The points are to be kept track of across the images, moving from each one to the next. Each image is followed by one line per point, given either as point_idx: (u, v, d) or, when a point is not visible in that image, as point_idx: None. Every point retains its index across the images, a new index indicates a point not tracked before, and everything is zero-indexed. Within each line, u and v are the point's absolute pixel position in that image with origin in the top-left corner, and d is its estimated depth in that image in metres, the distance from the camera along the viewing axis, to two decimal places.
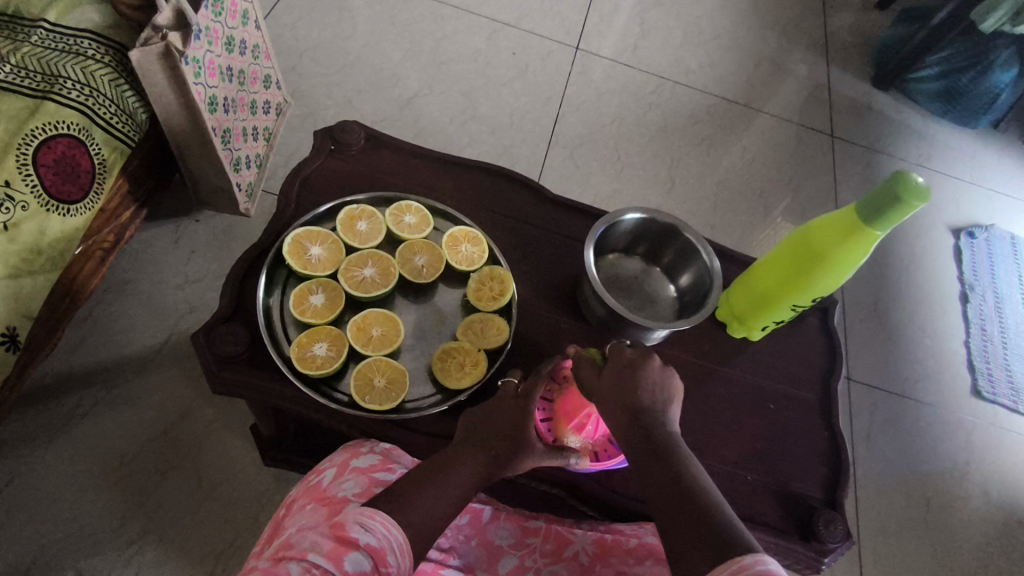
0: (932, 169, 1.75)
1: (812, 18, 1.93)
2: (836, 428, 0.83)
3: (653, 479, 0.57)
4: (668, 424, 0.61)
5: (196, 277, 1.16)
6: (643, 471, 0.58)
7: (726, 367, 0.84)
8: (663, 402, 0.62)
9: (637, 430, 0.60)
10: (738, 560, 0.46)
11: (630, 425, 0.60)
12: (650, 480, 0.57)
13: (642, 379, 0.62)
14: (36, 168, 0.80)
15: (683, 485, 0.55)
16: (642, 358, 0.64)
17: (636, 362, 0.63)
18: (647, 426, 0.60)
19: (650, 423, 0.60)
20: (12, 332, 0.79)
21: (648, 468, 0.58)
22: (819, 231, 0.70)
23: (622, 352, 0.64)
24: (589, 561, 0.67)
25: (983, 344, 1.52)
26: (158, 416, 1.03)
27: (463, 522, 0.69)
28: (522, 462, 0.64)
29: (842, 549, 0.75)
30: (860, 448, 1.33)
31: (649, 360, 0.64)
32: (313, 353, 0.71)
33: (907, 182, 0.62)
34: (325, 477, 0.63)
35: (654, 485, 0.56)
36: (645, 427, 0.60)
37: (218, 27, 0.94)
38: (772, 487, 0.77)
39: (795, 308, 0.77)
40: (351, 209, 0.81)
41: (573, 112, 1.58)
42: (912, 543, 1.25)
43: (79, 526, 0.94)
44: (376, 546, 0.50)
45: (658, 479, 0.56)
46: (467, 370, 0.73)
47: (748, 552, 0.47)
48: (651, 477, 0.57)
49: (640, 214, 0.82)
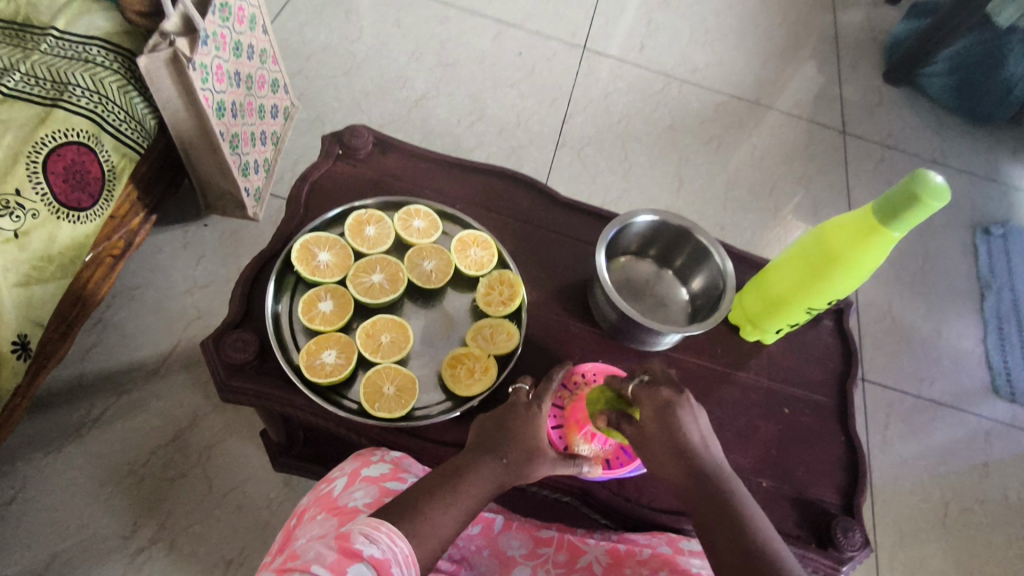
0: (947, 165, 1.72)
1: (822, 13, 1.91)
2: (853, 433, 0.81)
3: (717, 538, 0.56)
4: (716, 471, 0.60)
5: (205, 281, 1.16)
6: (706, 525, 0.57)
7: (740, 372, 0.82)
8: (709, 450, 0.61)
9: (696, 483, 0.59)
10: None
11: (691, 482, 0.60)
12: (716, 539, 0.56)
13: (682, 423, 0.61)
14: (45, 176, 0.80)
15: (750, 544, 0.55)
16: (678, 399, 0.62)
17: (673, 406, 0.61)
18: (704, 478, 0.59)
19: (705, 475, 0.59)
20: (23, 340, 0.80)
21: (708, 523, 0.57)
22: (835, 232, 0.69)
23: (656, 392, 0.62)
24: (603, 571, 0.66)
25: (1001, 343, 1.49)
26: (168, 422, 1.04)
27: (475, 532, 0.69)
28: (535, 469, 0.63)
29: (860, 557, 0.73)
30: (876, 451, 1.31)
31: (686, 401, 0.62)
32: (322, 361, 0.70)
33: (926, 181, 0.61)
34: (336, 486, 0.63)
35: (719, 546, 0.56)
36: (702, 480, 0.59)
37: (225, 32, 0.94)
38: (789, 493, 0.76)
39: (809, 311, 0.76)
40: (359, 214, 0.80)
41: (581, 112, 1.57)
42: (930, 546, 1.23)
43: (92, 532, 0.94)
44: (381, 557, 0.49)
45: (724, 538, 0.56)
46: (477, 376, 0.72)
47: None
48: (716, 537, 0.56)
49: (652, 216, 0.80)
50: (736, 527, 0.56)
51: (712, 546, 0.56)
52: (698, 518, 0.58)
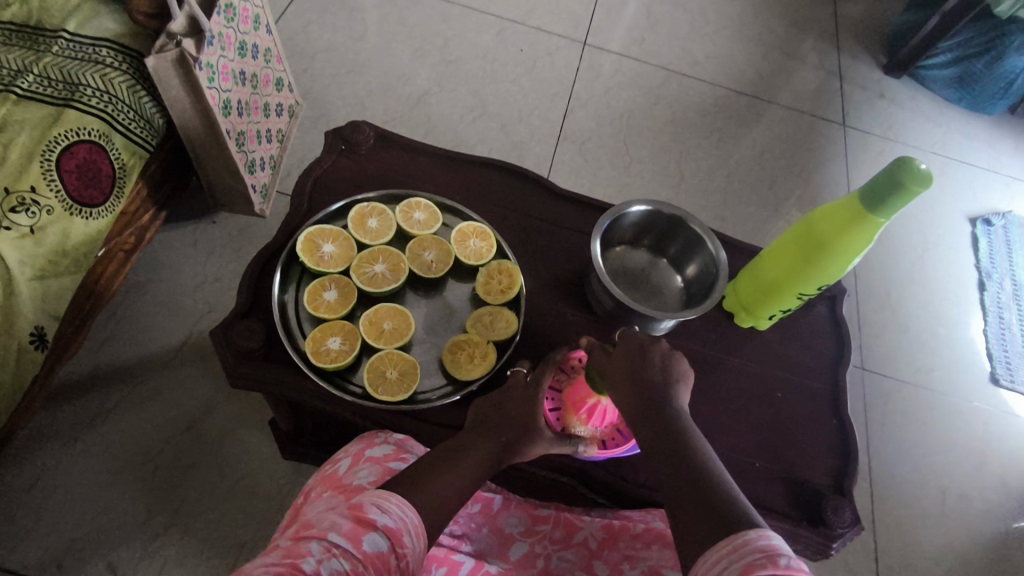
0: (946, 156, 1.73)
1: (822, 6, 1.92)
2: (845, 415, 0.83)
3: (663, 459, 0.59)
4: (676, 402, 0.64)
5: (214, 277, 1.19)
6: (655, 448, 0.61)
7: (734, 357, 0.84)
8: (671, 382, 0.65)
9: (649, 413, 0.63)
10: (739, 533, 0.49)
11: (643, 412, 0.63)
12: (662, 460, 0.60)
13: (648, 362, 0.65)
14: (60, 174, 0.83)
15: (692, 465, 0.58)
16: (650, 344, 0.67)
17: (641, 347, 0.67)
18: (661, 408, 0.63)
19: (661, 405, 0.63)
20: (40, 332, 0.82)
21: (656, 447, 0.61)
22: (823, 218, 0.71)
23: (628, 337, 0.68)
24: (598, 547, 0.69)
25: (1001, 332, 1.50)
26: (180, 412, 1.07)
27: (475, 510, 0.71)
28: (532, 448, 0.65)
29: (851, 534, 0.75)
30: (875, 438, 1.33)
31: (658, 345, 0.67)
32: (327, 348, 0.73)
33: (911, 167, 0.63)
34: (341, 466, 0.66)
35: (667, 470, 0.59)
36: (657, 409, 0.63)
37: (230, 32, 0.96)
38: (781, 473, 0.78)
39: (800, 297, 0.77)
40: (362, 207, 0.83)
41: (581, 108, 1.59)
42: (928, 531, 1.25)
43: (108, 519, 0.97)
44: (393, 527, 0.51)
45: (669, 459, 0.59)
46: (476, 361, 0.74)
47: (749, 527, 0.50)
48: (661, 458, 0.60)
49: (646, 206, 0.82)
50: (682, 450, 0.59)
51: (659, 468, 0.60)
52: (651, 445, 0.61)
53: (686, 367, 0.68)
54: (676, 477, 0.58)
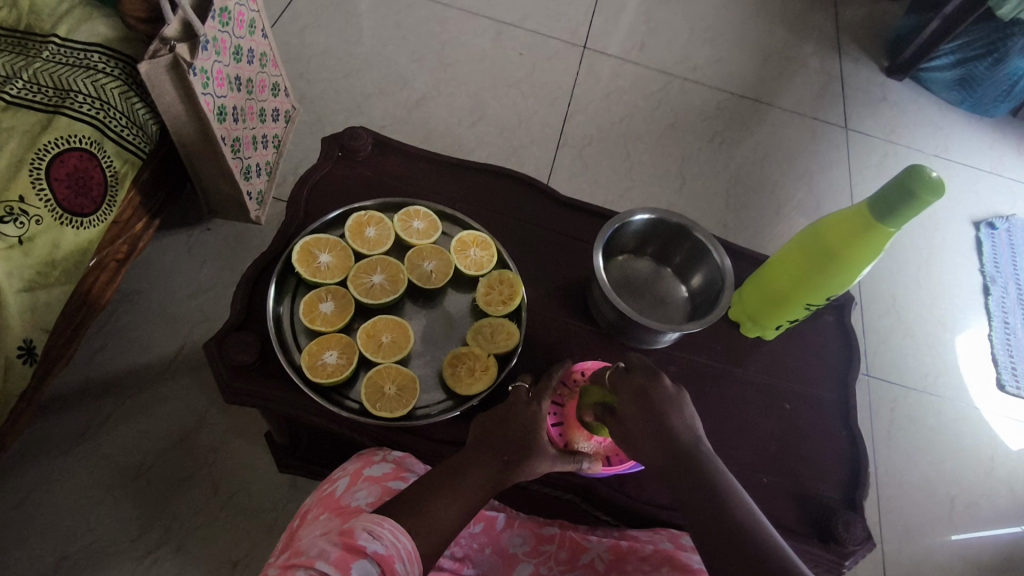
0: (949, 160, 1.72)
1: (822, 8, 1.90)
2: (855, 428, 0.81)
3: (700, 515, 0.57)
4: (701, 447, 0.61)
5: (209, 285, 1.17)
6: (689, 502, 0.58)
7: (741, 368, 0.83)
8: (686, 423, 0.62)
9: (678, 462, 0.60)
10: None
11: (671, 462, 0.60)
12: (699, 516, 0.57)
13: (660, 402, 0.62)
14: (49, 183, 0.81)
15: (734, 523, 0.55)
16: (652, 381, 0.64)
17: (646, 387, 0.63)
18: (686, 457, 0.60)
19: (687, 451, 0.60)
20: (29, 344, 0.80)
21: (691, 501, 0.58)
22: (831, 227, 0.69)
23: (633, 377, 0.64)
24: (605, 568, 0.67)
25: (1007, 337, 1.48)
26: (174, 424, 1.04)
27: (477, 530, 0.69)
28: (535, 465, 0.63)
29: (863, 552, 0.73)
30: (881, 447, 1.31)
31: (660, 382, 0.64)
32: (324, 362, 0.71)
33: (922, 175, 0.60)
34: (339, 486, 0.63)
35: (704, 524, 0.56)
36: (684, 458, 0.60)
37: (225, 37, 0.95)
38: (791, 488, 0.76)
39: (808, 307, 0.76)
40: (359, 216, 0.81)
41: (582, 112, 1.57)
42: (936, 541, 1.23)
43: (100, 535, 0.95)
44: (385, 553, 0.50)
45: (707, 515, 0.56)
46: (477, 375, 0.72)
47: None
48: (698, 513, 0.57)
49: (650, 214, 0.81)
50: (719, 504, 0.56)
51: (695, 526, 0.57)
52: (682, 497, 0.59)
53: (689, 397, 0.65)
54: (716, 531, 0.55)
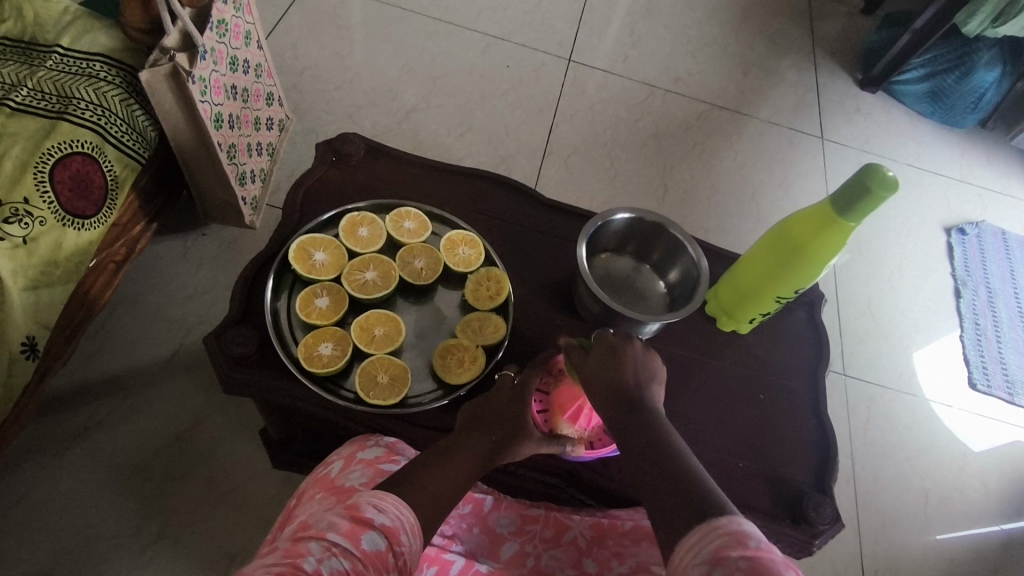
0: (921, 168, 1.79)
1: (798, 24, 1.98)
2: (825, 416, 0.85)
3: (639, 452, 0.59)
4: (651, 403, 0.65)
5: (204, 289, 1.20)
6: (633, 442, 0.61)
7: (717, 360, 0.87)
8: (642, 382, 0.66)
9: (631, 411, 0.63)
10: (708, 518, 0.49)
11: (624, 410, 0.64)
12: (639, 453, 0.59)
13: (626, 360, 0.67)
14: (52, 185, 0.84)
15: (670, 456, 0.58)
16: (624, 343, 0.68)
17: (616, 345, 0.68)
18: (640, 407, 0.64)
19: (643, 404, 0.64)
20: (32, 341, 0.83)
21: (634, 442, 0.61)
22: (798, 223, 0.73)
23: (609, 338, 0.68)
24: (587, 545, 0.70)
25: (977, 338, 1.54)
26: (170, 423, 1.07)
27: (466, 511, 0.72)
28: (522, 447, 0.67)
29: (832, 531, 0.77)
30: (858, 442, 1.35)
31: (631, 344, 0.68)
32: (320, 353, 0.74)
33: (878, 174, 0.65)
34: (333, 469, 0.66)
35: (639, 462, 0.59)
36: (638, 406, 0.64)
37: (223, 47, 0.99)
38: (764, 472, 0.80)
39: (778, 300, 0.80)
40: (353, 216, 0.85)
41: (567, 122, 1.63)
42: (911, 532, 1.27)
43: (96, 531, 0.97)
44: (390, 525, 0.52)
45: (645, 452, 0.59)
46: (465, 365, 0.76)
47: (721, 514, 0.49)
48: (638, 451, 0.59)
49: (629, 214, 0.85)
50: (660, 442, 0.59)
51: (635, 460, 0.59)
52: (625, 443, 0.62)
53: (660, 366, 0.70)
54: (648, 464, 0.58)
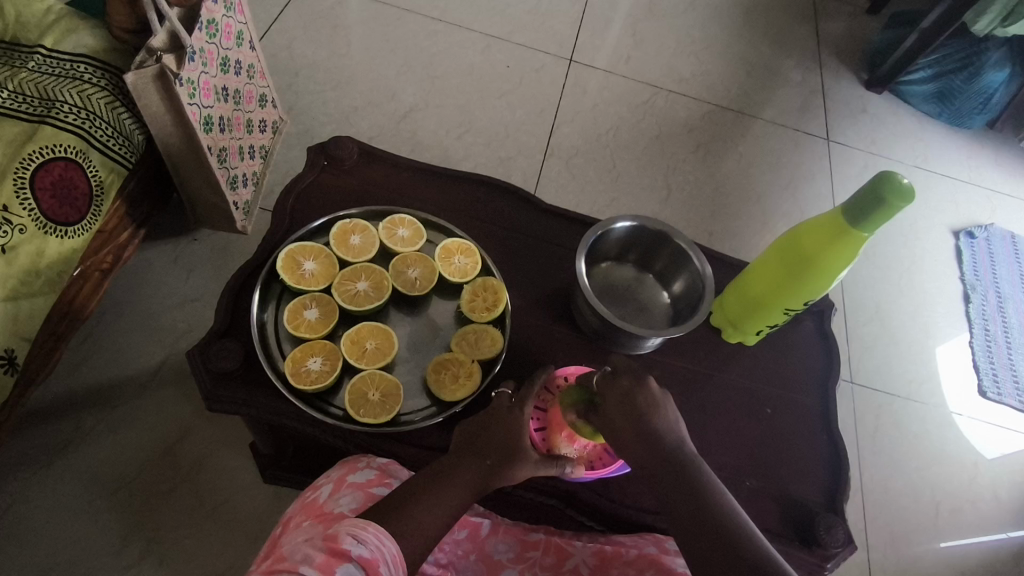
0: (929, 170, 1.75)
1: (803, 23, 1.94)
2: (836, 431, 0.82)
3: (683, 512, 0.59)
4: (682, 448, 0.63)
5: (195, 295, 1.17)
6: (674, 498, 0.60)
7: (723, 373, 0.84)
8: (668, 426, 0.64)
9: (665, 462, 0.62)
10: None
11: (657, 460, 0.62)
12: (683, 513, 0.59)
13: (644, 403, 0.63)
14: (33, 192, 0.81)
15: (716, 519, 0.58)
16: (638, 385, 0.64)
17: (633, 391, 0.64)
18: (671, 457, 0.62)
19: (673, 451, 0.62)
20: (10, 354, 0.80)
21: (675, 499, 0.60)
22: (808, 233, 0.70)
23: (620, 381, 0.64)
24: (589, 573, 0.67)
25: (986, 344, 1.51)
26: (158, 435, 1.04)
27: (461, 536, 0.69)
28: (518, 471, 0.64)
29: (844, 554, 0.74)
30: (867, 453, 1.32)
31: (647, 385, 0.65)
32: (308, 368, 0.71)
33: (893, 182, 0.62)
34: (322, 492, 0.63)
35: (684, 523, 0.59)
36: (670, 455, 0.62)
37: (212, 48, 0.95)
38: (773, 491, 0.77)
39: (787, 312, 0.77)
40: (344, 223, 0.81)
41: (568, 123, 1.59)
42: (921, 546, 1.23)
43: (81, 547, 0.94)
44: (370, 557, 0.49)
45: (690, 513, 0.59)
46: (460, 381, 0.73)
47: None
48: (681, 510, 0.59)
49: (632, 221, 0.82)
50: (703, 503, 0.59)
51: (680, 522, 0.59)
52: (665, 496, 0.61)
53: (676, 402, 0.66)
54: (693, 527, 0.58)
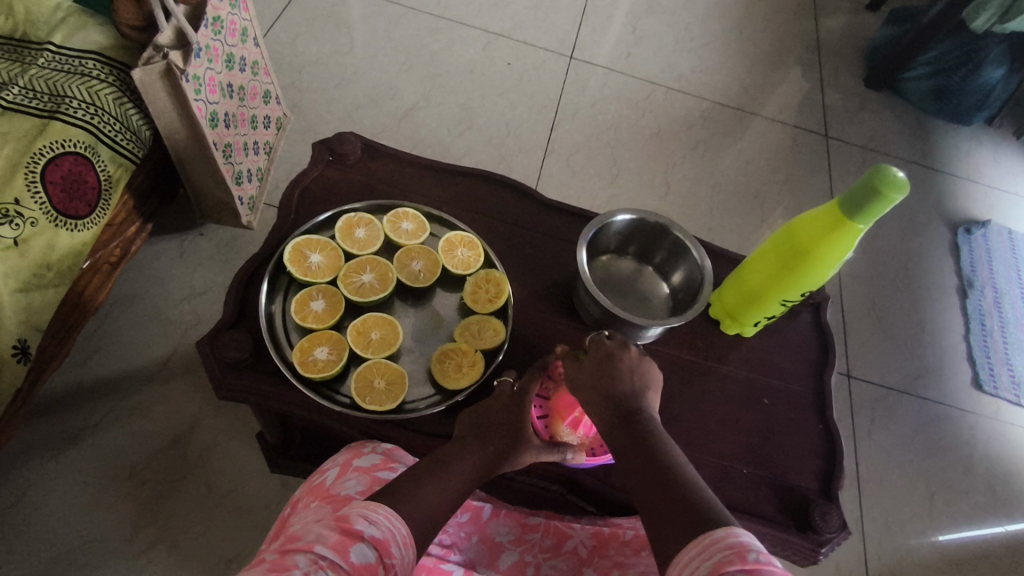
0: (927, 166, 1.77)
1: (803, 20, 1.96)
2: (831, 420, 0.84)
3: (634, 463, 0.58)
4: (645, 408, 0.63)
5: (200, 289, 1.19)
6: (626, 452, 0.59)
7: (721, 364, 0.85)
8: (638, 388, 0.64)
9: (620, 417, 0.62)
10: (709, 533, 0.47)
11: (614, 415, 0.62)
12: (632, 463, 0.58)
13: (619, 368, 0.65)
14: (44, 186, 0.83)
15: (663, 463, 0.57)
16: (621, 348, 0.66)
17: (613, 352, 0.66)
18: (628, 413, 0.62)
19: (629, 407, 0.63)
20: (23, 345, 0.82)
21: (627, 450, 0.59)
22: (804, 226, 0.71)
23: (604, 341, 0.67)
24: (588, 554, 0.69)
25: (983, 338, 1.53)
26: (165, 427, 1.05)
27: (464, 519, 0.71)
28: (522, 456, 0.66)
29: (838, 539, 0.75)
30: (863, 444, 1.34)
31: (628, 350, 0.67)
32: (315, 357, 0.73)
33: (888, 176, 0.63)
34: (329, 476, 0.65)
35: (636, 470, 0.57)
36: (626, 411, 0.62)
37: (218, 45, 0.97)
38: (769, 479, 0.79)
39: (784, 303, 0.79)
40: (350, 217, 0.83)
41: (569, 120, 1.61)
42: (917, 535, 1.25)
43: (91, 536, 0.96)
44: (381, 537, 0.51)
45: (641, 463, 0.57)
46: (464, 370, 0.74)
47: (720, 526, 0.48)
48: (633, 461, 0.58)
49: (631, 215, 0.83)
50: (652, 451, 0.58)
51: (631, 471, 0.58)
52: (620, 451, 0.60)
53: (655, 371, 0.68)
54: (641, 472, 0.57)
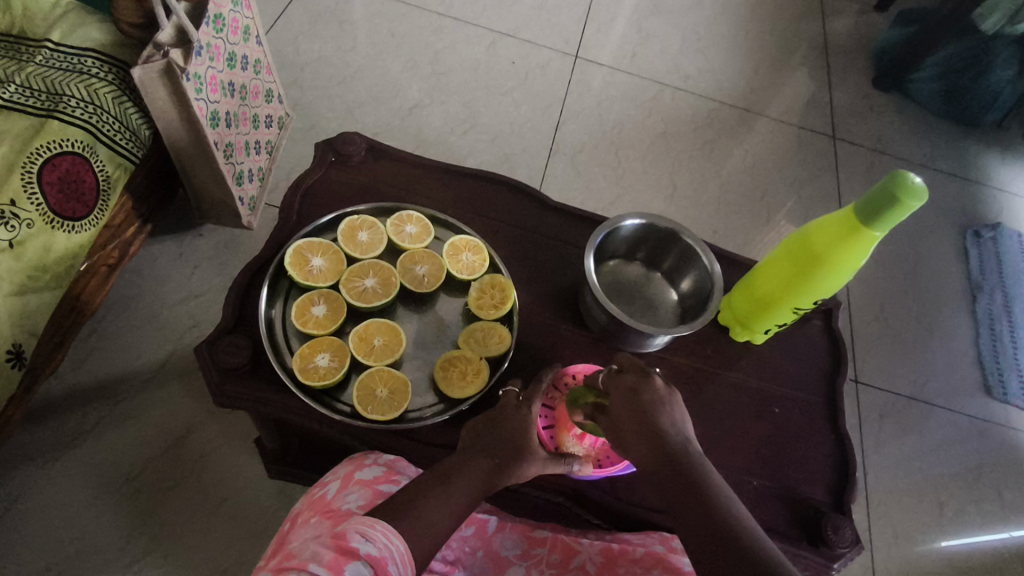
0: (936, 169, 1.74)
1: (810, 20, 1.93)
2: (843, 430, 0.82)
3: (687, 517, 0.56)
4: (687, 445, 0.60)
5: (200, 290, 1.17)
6: (676, 501, 0.57)
7: (731, 372, 0.83)
8: (675, 423, 0.61)
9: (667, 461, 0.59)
10: None
11: (660, 459, 0.59)
12: (688, 517, 0.56)
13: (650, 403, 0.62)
14: (41, 186, 0.81)
15: (723, 520, 0.55)
16: (646, 381, 0.63)
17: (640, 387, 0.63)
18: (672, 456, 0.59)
19: (672, 447, 0.60)
20: (17, 349, 0.80)
21: (680, 500, 0.57)
22: (818, 232, 0.70)
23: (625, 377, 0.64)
24: (597, 571, 0.67)
25: (993, 343, 1.50)
26: (163, 431, 1.04)
27: (469, 533, 0.69)
28: (526, 468, 0.64)
29: (852, 554, 0.74)
30: (872, 452, 1.32)
31: (653, 381, 0.63)
32: (316, 364, 0.71)
33: (905, 181, 0.62)
34: (330, 490, 0.63)
35: (694, 527, 0.55)
36: (669, 453, 0.59)
37: (219, 43, 0.95)
38: (779, 491, 0.77)
39: (796, 311, 0.77)
40: (352, 220, 0.81)
41: (574, 120, 1.59)
42: (926, 545, 1.23)
43: (87, 542, 0.94)
44: (377, 555, 0.49)
45: (694, 515, 0.56)
46: (468, 378, 0.73)
47: None
48: (688, 516, 0.56)
49: (640, 219, 0.81)
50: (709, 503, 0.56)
51: (687, 525, 0.56)
52: (672, 500, 0.58)
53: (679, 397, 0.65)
54: (701, 529, 0.55)
